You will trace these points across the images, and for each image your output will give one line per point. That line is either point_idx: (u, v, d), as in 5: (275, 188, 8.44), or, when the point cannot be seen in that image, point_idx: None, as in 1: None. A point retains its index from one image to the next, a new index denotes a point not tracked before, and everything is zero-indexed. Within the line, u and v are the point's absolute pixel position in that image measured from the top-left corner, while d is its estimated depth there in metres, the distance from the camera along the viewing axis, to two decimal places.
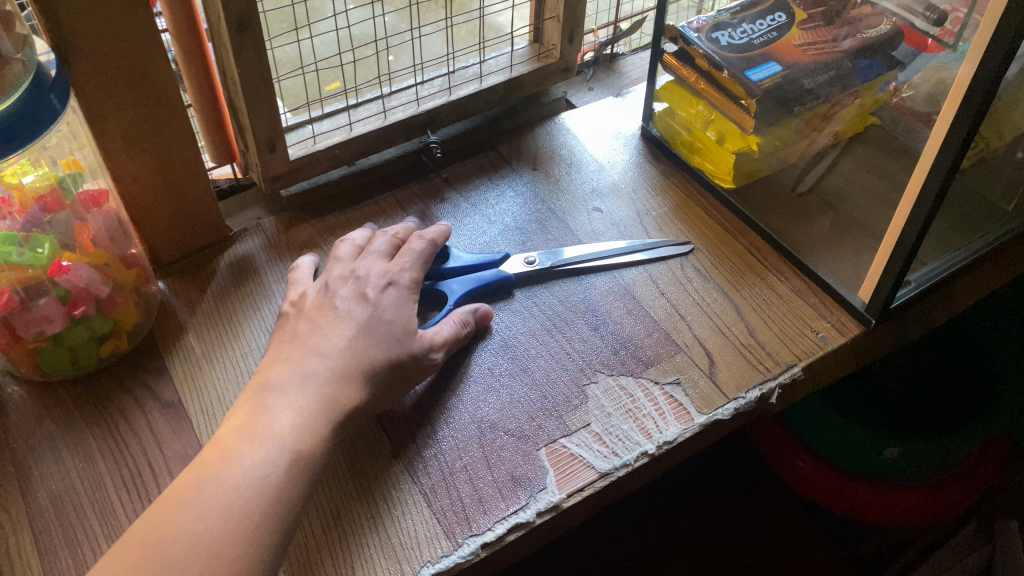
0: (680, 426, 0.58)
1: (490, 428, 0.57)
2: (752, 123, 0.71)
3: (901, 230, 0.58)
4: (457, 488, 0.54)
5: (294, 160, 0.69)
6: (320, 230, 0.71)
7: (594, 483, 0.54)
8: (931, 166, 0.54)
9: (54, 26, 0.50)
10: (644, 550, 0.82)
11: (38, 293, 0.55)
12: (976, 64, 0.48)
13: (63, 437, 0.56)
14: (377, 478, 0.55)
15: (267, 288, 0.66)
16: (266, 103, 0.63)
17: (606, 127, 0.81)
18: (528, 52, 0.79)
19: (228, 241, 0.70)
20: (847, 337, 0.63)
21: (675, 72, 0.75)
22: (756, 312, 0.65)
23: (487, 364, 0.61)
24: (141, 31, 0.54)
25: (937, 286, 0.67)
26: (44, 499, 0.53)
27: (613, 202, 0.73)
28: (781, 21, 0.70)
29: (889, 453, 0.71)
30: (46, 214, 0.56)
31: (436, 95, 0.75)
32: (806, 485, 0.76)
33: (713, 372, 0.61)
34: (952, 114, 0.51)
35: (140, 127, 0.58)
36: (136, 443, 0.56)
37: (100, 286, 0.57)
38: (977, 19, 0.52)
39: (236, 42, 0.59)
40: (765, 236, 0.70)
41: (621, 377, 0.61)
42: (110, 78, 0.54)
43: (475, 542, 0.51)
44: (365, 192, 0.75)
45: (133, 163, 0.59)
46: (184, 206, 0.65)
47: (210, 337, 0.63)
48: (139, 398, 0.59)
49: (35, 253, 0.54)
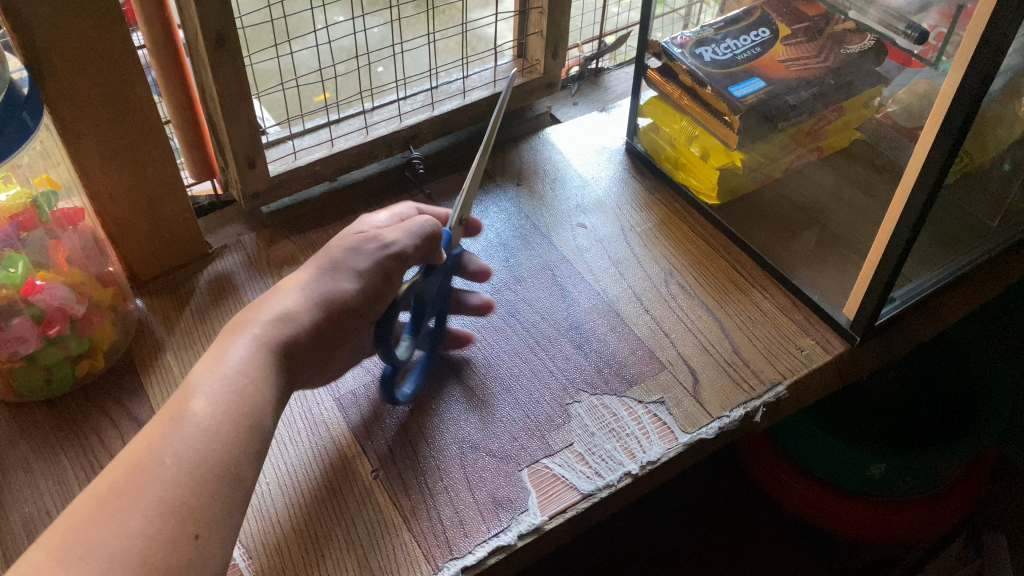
0: (664, 445, 0.57)
1: (471, 449, 0.56)
2: (737, 138, 0.71)
3: (885, 247, 0.57)
4: (437, 509, 0.53)
5: (274, 176, 0.68)
6: (301, 246, 0.70)
7: (577, 505, 0.54)
8: (914, 183, 0.53)
9: (28, 43, 0.50)
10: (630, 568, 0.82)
11: (10, 313, 0.54)
12: (958, 82, 0.48)
13: (36, 459, 0.55)
14: (355, 499, 0.54)
15: (247, 305, 0.65)
16: (245, 119, 0.63)
17: (591, 141, 0.81)
18: (512, 66, 0.79)
19: (208, 258, 0.69)
20: (832, 355, 0.62)
21: (660, 87, 0.75)
22: (740, 329, 0.64)
23: (469, 383, 0.61)
24: (117, 48, 0.53)
25: (923, 302, 0.67)
26: (16, 523, 0.52)
27: (598, 218, 0.73)
28: (765, 36, 0.70)
29: (875, 469, 0.70)
30: (20, 232, 0.55)
31: (419, 110, 0.75)
32: (792, 501, 0.75)
33: (697, 390, 0.60)
34: (934, 131, 0.51)
35: (116, 144, 0.57)
36: (111, 464, 0.55)
37: (74, 305, 0.56)
38: (958, 36, 0.52)
39: (214, 58, 0.58)
40: (750, 252, 0.69)
41: (604, 395, 0.60)
42: (86, 96, 0.54)
43: (455, 566, 0.50)
44: (346, 207, 0.74)
45: (109, 180, 0.59)
46: (162, 222, 0.64)
47: (188, 356, 0.62)
48: (115, 419, 0.58)
49: (9, 273, 0.53)
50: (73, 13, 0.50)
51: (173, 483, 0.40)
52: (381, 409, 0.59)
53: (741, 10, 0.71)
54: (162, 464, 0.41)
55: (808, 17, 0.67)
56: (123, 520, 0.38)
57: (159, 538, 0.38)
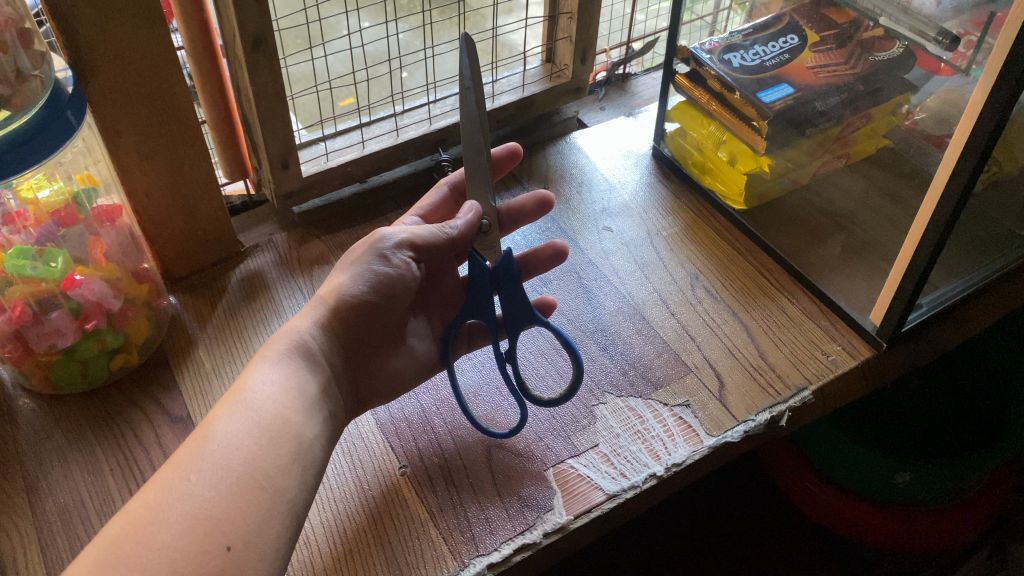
0: (689, 448, 0.57)
1: (497, 447, 0.57)
2: (764, 144, 0.71)
3: (913, 252, 0.57)
4: (464, 506, 0.54)
5: (306, 177, 0.69)
6: (331, 246, 0.71)
7: (602, 505, 0.54)
8: (943, 190, 0.54)
9: (72, 43, 0.51)
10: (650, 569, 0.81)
11: (50, 307, 0.55)
12: (989, 89, 0.48)
13: (72, 451, 0.57)
14: (382, 493, 0.55)
15: (278, 303, 0.67)
16: (280, 120, 0.64)
17: (618, 146, 0.81)
18: (540, 71, 0.80)
19: (240, 256, 0.70)
20: (858, 361, 0.62)
21: (687, 93, 0.76)
22: (766, 334, 0.64)
23: (496, 384, 0.61)
24: (157, 47, 0.54)
25: (950, 310, 0.67)
26: (52, 512, 0.54)
27: (624, 222, 0.74)
28: (793, 44, 0.70)
29: (900, 477, 0.70)
30: (60, 228, 0.56)
31: (448, 113, 0.76)
32: (816, 510, 0.75)
33: (723, 394, 0.60)
34: (965, 137, 0.51)
35: (154, 144, 0.58)
36: (144, 457, 0.57)
37: (111, 300, 0.57)
38: (990, 43, 0.52)
39: (251, 60, 0.59)
40: (776, 257, 0.69)
41: (629, 398, 0.60)
42: (126, 96, 0.55)
43: (482, 563, 0.51)
44: (375, 208, 0.75)
45: (147, 179, 0.60)
46: (197, 221, 0.65)
47: (220, 351, 0.63)
48: (149, 413, 0.59)
49: (49, 268, 0.55)
50: (117, 14, 0.51)
51: (201, 496, 0.42)
52: (410, 407, 0.59)
53: (770, 17, 0.72)
54: (189, 480, 0.42)
55: (837, 24, 0.68)
56: (151, 533, 0.40)
57: (191, 550, 0.40)
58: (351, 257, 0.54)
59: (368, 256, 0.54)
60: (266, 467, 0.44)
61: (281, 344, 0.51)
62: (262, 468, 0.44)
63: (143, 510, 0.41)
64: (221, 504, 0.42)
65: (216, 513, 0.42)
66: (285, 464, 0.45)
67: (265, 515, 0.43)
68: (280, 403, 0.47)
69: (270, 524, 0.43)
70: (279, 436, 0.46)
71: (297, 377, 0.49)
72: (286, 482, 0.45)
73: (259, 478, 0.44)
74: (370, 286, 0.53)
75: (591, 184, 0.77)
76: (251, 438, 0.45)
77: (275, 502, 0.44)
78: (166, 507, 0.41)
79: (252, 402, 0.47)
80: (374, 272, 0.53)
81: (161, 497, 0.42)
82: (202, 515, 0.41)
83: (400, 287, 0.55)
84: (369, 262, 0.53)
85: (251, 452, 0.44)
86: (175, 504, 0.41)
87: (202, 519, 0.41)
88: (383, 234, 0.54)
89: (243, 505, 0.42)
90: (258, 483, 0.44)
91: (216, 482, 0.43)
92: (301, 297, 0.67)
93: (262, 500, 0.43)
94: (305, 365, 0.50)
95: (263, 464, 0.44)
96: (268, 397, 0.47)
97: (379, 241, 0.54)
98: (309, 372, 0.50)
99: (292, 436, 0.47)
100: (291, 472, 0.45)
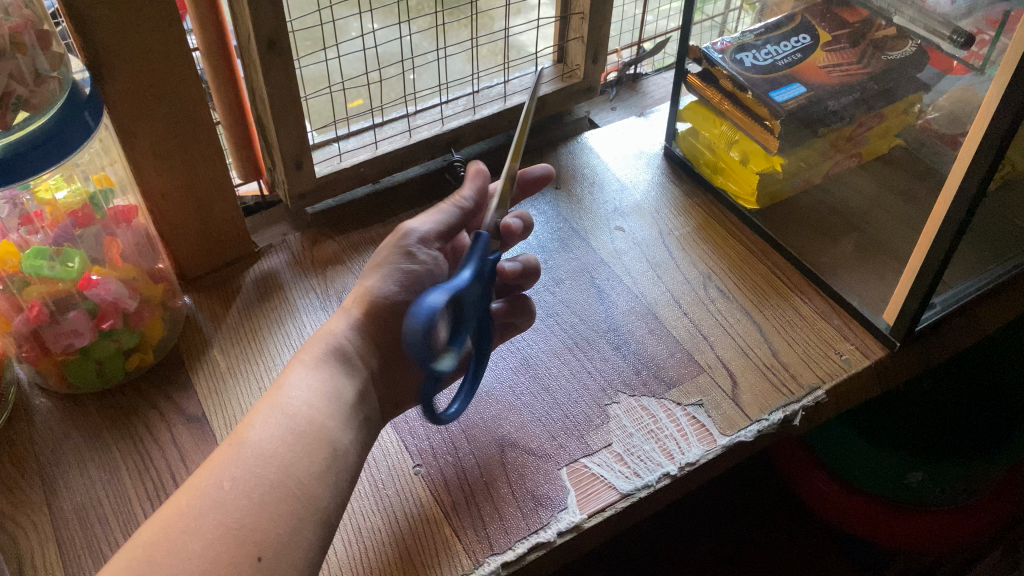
0: (703, 447, 0.57)
1: (511, 446, 0.57)
2: (776, 143, 0.72)
3: (927, 251, 0.57)
4: (477, 506, 0.54)
5: (320, 178, 0.69)
6: (344, 246, 0.72)
7: (616, 504, 0.54)
8: (957, 189, 0.53)
9: (90, 46, 0.51)
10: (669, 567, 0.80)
11: (67, 306, 0.56)
12: (1004, 87, 0.48)
13: (89, 450, 0.57)
14: (397, 494, 0.55)
15: (291, 303, 0.67)
16: (294, 121, 0.64)
17: (630, 146, 0.81)
18: (552, 71, 0.80)
19: (255, 256, 0.70)
20: (871, 360, 0.62)
21: (699, 93, 0.76)
22: (779, 333, 0.64)
23: (509, 383, 0.61)
24: (172, 49, 0.55)
25: (963, 309, 0.67)
26: (69, 511, 0.54)
27: (636, 222, 0.74)
28: (806, 43, 0.70)
29: (912, 477, 0.70)
30: (76, 229, 0.56)
31: (460, 113, 0.76)
32: (833, 512, 0.75)
33: (736, 393, 0.60)
34: (979, 136, 0.51)
35: (170, 144, 0.59)
36: (161, 456, 0.57)
37: (127, 300, 0.57)
38: (1004, 42, 0.52)
39: (266, 61, 0.59)
40: (788, 256, 0.69)
41: (643, 397, 0.60)
42: (143, 97, 0.55)
43: (497, 561, 0.51)
44: (387, 209, 0.76)
45: (162, 180, 0.60)
46: (212, 221, 0.65)
47: (234, 351, 0.63)
48: (164, 412, 0.59)
49: (66, 267, 0.55)
50: (134, 16, 0.52)
51: (234, 503, 0.43)
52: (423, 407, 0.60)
53: (782, 17, 0.72)
54: (221, 487, 0.43)
55: (849, 24, 0.68)
56: (183, 542, 0.41)
57: (221, 559, 0.40)
58: (374, 261, 0.54)
59: (395, 256, 0.53)
60: (300, 476, 0.45)
61: (317, 348, 0.51)
62: (295, 476, 0.45)
63: (177, 516, 0.42)
64: (255, 513, 0.42)
65: (241, 521, 0.42)
66: (319, 471, 0.46)
67: (295, 525, 0.43)
68: (322, 410, 0.48)
69: (291, 524, 0.43)
70: (314, 442, 0.46)
71: (336, 379, 0.50)
72: (320, 491, 0.45)
73: (292, 486, 0.44)
74: (405, 283, 0.53)
75: (601, 184, 0.77)
76: (283, 443, 0.46)
77: (306, 510, 0.44)
78: (198, 515, 0.42)
79: (292, 408, 0.47)
80: (404, 270, 0.53)
81: (192, 504, 0.43)
82: (231, 523, 0.42)
83: (433, 280, 0.54)
84: (396, 262, 0.53)
85: (286, 458, 0.45)
86: (206, 512, 0.42)
87: (226, 526, 0.42)
88: (408, 229, 0.53)
89: (274, 514, 0.43)
90: (292, 491, 0.44)
91: (251, 489, 0.43)
92: (314, 297, 0.67)
93: (293, 508, 0.43)
94: (341, 365, 0.51)
95: (297, 471, 0.45)
96: (312, 405, 0.48)
97: (404, 240, 0.53)
98: (346, 375, 0.51)
99: (327, 443, 0.47)
100: (325, 479, 0.46)
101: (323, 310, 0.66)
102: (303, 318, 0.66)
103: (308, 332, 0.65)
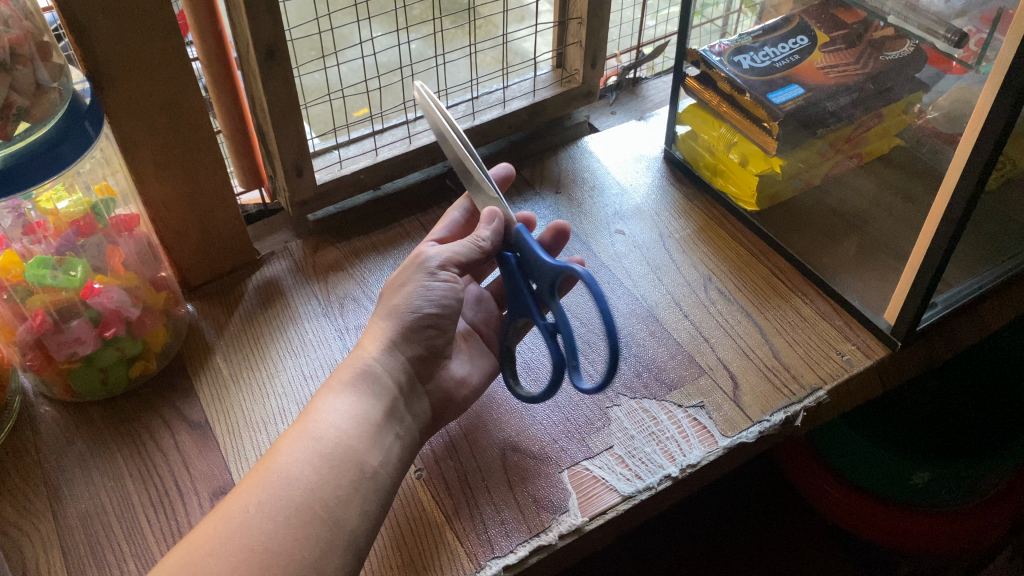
0: (704, 449, 0.57)
1: (511, 449, 0.57)
2: (776, 145, 0.71)
3: (927, 248, 0.57)
4: (481, 510, 0.54)
5: (322, 184, 0.70)
6: (346, 253, 0.72)
7: (616, 506, 0.54)
8: (955, 185, 0.53)
9: (90, 57, 0.52)
10: (682, 566, 0.80)
11: (70, 315, 0.56)
12: (998, 84, 0.48)
13: (92, 458, 0.57)
14: (399, 498, 0.55)
15: (295, 312, 0.67)
16: (294, 128, 0.65)
17: (629, 150, 0.81)
18: (550, 76, 0.80)
19: (256, 264, 0.71)
20: (873, 360, 0.62)
21: (698, 95, 0.76)
22: (780, 334, 0.64)
23: (510, 386, 0.61)
24: (172, 59, 0.55)
25: (967, 308, 0.67)
26: (73, 518, 0.54)
27: (636, 225, 0.74)
28: (803, 44, 0.70)
29: (918, 478, 0.69)
30: (79, 238, 0.57)
31: (460, 119, 0.76)
32: (834, 511, 0.75)
33: (737, 395, 0.60)
34: (975, 133, 0.50)
35: (170, 154, 0.59)
36: (164, 463, 0.57)
37: (129, 308, 0.58)
38: (999, 39, 0.52)
39: (265, 69, 0.60)
40: (788, 257, 0.70)
41: (643, 399, 0.60)
42: (144, 108, 0.56)
43: (497, 564, 0.51)
44: (388, 213, 0.76)
45: (163, 191, 0.61)
46: (213, 229, 0.66)
47: (237, 358, 0.64)
48: (167, 419, 0.60)
49: (69, 277, 0.55)
50: (132, 28, 0.52)
51: (257, 527, 0.43)
52: None
53: (780, 18, 0.72)
54: (245, 513, 0.44)
55: (847, 25, 0.68)
56: (206, 566, 0.42)
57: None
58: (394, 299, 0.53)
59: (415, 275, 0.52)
60: (324, 498, 0.45)
61: (343, 370, 0.51)
62: (322, 499, 0.45)
63: (208, 536, 0.43)
64: (276, 536, 0.43)
65: (269, 547, 0.42)
66: (345, 494, 0.46)
67: (321, 544, 0.43)
68: (341, 431, 0.48)
69: (318, 545, 0.43)
70: (340, 464, 0.47)
71: (365, 404, 0.50)
72: (346, 513, 0.45)
73: (318, 509, 0.44)
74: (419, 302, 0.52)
75: (602, 190, 0.77)
76: (312, 468, 0.46)
77: (329, 530, 0.44)
78: (220, 536, 0.43)
79: (319, 431, 0.48)
80: (417, 284, 0.53)
81: (215, 526, 0.43)
82: (257, 546, 0.42)
83: (455, 299, 0.53)
84: (418, 281, 0.52)
85: (312, 480, 0.45)
86: (222, 534, 0.43)
87: (243, 546, 0.42)
88: (423, 255, 0.53)
89: (297, 536, 0.43)
90: (320, 512, 0.44)
91: (273, 514, 0.44)
92: (316, 305, 0.68)
93: (307, 522, 0.44)
94: (361, 387, 0.50)
95: (325, 494, 0.45)
96: (329, 422, 0.48)
97: (417, 264, 0.53)
98: (361, 392, 0.50)
99: (354, 465, 0.47)
100: (352, 501, 0.46)
101: (326, 317, 0.67)
102: (306, 327, 0.66)
103: (311, 340, 0.65)
